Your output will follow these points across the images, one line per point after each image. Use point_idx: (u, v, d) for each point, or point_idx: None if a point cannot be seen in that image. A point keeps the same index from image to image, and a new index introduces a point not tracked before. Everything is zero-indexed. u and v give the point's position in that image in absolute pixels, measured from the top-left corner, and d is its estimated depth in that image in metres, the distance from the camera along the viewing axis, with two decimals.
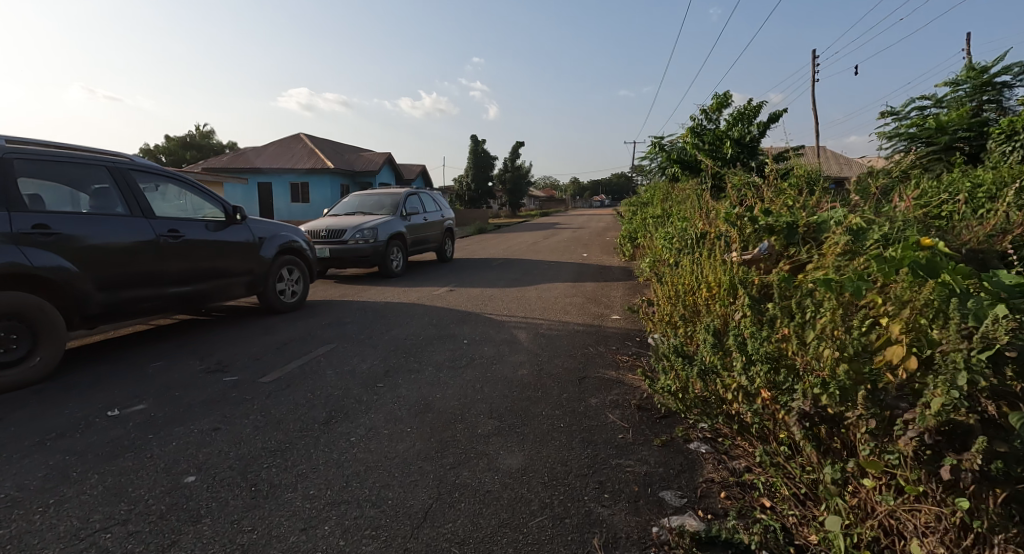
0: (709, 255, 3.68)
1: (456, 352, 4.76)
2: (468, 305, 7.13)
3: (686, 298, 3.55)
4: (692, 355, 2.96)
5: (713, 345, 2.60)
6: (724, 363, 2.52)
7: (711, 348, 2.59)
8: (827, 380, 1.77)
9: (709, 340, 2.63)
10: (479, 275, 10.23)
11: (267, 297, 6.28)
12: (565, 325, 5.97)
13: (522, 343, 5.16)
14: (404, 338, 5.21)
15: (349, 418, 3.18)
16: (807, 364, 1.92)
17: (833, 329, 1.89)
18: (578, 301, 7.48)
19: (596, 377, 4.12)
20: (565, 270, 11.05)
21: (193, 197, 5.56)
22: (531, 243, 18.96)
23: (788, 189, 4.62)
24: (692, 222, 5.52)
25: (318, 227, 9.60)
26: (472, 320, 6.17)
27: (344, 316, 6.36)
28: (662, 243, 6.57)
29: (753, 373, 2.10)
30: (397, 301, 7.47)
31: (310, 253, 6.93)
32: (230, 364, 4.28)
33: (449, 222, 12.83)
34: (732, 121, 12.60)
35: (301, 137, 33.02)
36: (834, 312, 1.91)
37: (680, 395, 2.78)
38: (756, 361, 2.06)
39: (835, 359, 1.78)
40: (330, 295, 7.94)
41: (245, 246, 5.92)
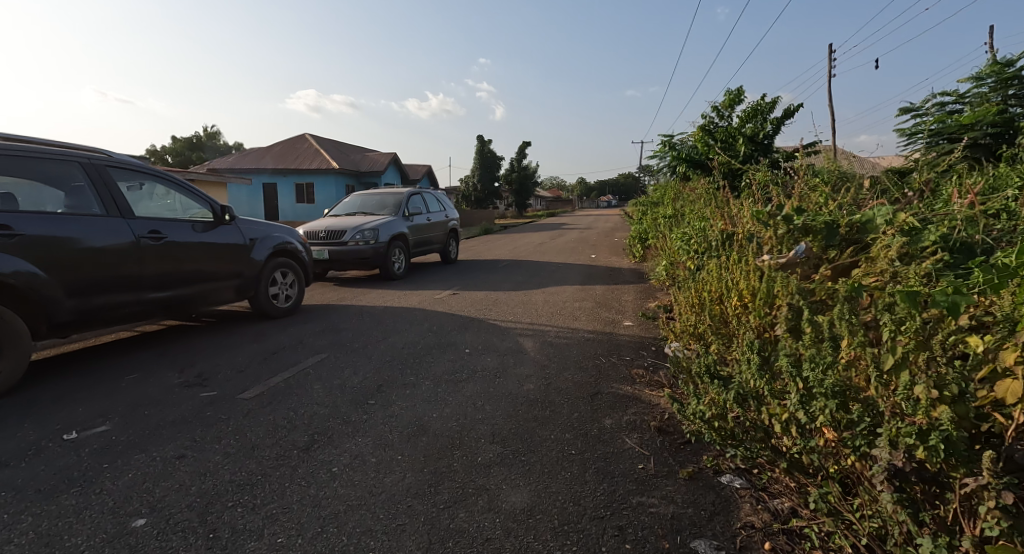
0: (737, 258, 3.30)
1: (457, 363, 4.40)
2: (471, 310, 6.77)
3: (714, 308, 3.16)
4: (726, 375, 2.57)
5: (757, 367, 2.20)
6: (772, 389, 2.11)
7: (753, 371, 2.18)
8: (925, 428, 1.39)
9: (751, 361, 2.23)
10: (484, 277, 9.87)
11: (259, 301, 5.94)
12: (574, 333, 5.59)
13: (528, 353, 4.79)
14: (401, 347, 4.85)
15: (333, 444, 2.83)
16: (893, 408, 1.54)
17: (922, 357, 1.52)
18: (587, 306, 7.09)
19: (609, 393, 3.74)
20: (573, 273, 10.67)
21: (179, 196, 5.23)
22: (537, 244, 18.61)
23: (818, 185, 4.23)
24: (711, 223, 5.12)
25: (317, 227, 9.28)
26: (476, 327, 5.79)
27: (340, 322, 6.01)
28: (677, 245, 6.17)
29: (813, 409, 1.72)
30: (397, 305, 7.12)
31: (304, 255, 6.59)
32: (210, 376, 3.94)
33: (453, 222, 12.47)
34: (745, 118, 12.17)
35: (306, 137, 32.85)
36: (922, 335, 1.56)
37: (715, 424, 2.38)
38: (819, 395, 1.66)
39: (932, 402, 1.39)
40: (328, 299, 7.60)
41: (233, 248, 5.58)
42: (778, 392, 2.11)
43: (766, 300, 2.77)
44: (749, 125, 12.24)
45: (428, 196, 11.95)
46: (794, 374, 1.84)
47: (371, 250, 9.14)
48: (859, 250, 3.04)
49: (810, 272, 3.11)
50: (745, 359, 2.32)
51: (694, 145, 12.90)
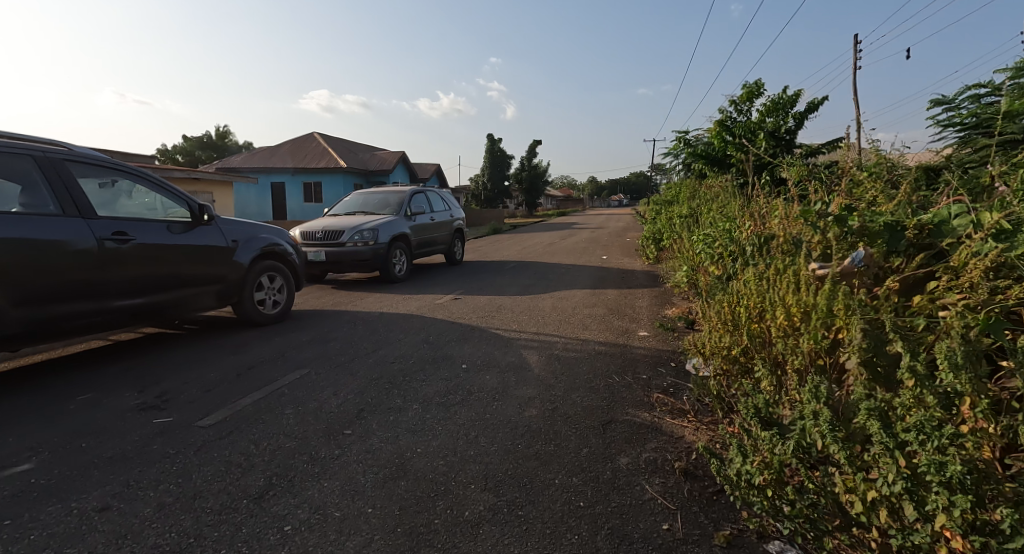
0: (779, 266, 2.78)
1: (452, 381, 3.91)
2: (473, 317, 6.29)
3: (753, 326, 2.63)
4: (777, 418, 2.09)
5: (830, 425, 1.67)
6: (853, 458, 1.61)
7: (826, 431, 1.64)
8: None
9: (821, 414, 1.71)
10: (489, 280, 9.36)
11: (243, 307, 5.49)
12: (584, 345, 5.08)
13: (532, 369, 4.29)
14: (391, 361, 4.36)
15: (292, 491, 2.35)
16: None
17: None
18: (599, 312, 6.57)
19: (625, 421, 3.23)
20: (583, 275, 10.12)
21: (151, 194, 4.81)
22: (547, 244, 18.05)
23: (866, 181, 3.67)
24: (739, 225, 4.58)
25: (314, 227, 8.85)
26: (477, 337, 5.30)
27: (330, 330, 5.55)
28: (699, 248, 5.63)
29: (932, 505, 1.37)
30: (395, 311, 6.65)
31: (294, 257, 6.14)
32: (173, 395, 3.48)
33: (458, 222, 11.99)
34: (765, 112, 11.55)
35: (314, 136, 32.67)
36: None
37: (768, 492, 1.84)
38: (947, 488, 1.34)
39: None
40: (322, 304, 7.15)
41: (214, 251, 5.15)
42: (862, 461, 1.64)
43: (823, 323, 2.25)
44: (770, 119, 11.64)
45: (433, 195, 11.48)
46: (891, 447, 1.47)
47: (371, 251, 8.69)
48: (932, 257, 2.50)
49: (870, 284, 2.57)
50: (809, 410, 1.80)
51: (711, 141, 12.33)
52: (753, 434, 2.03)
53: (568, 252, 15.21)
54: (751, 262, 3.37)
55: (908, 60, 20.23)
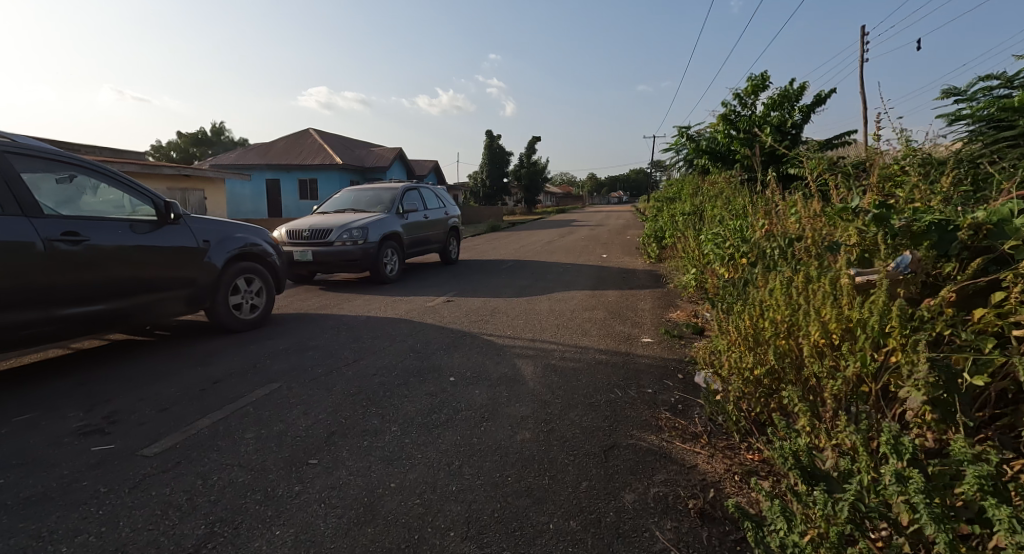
0: (808, 270, 2.38)
1: (437, 397, 3.53)
2: (465, 321, 5.91)
3: (779, 343, 2.25)
4: (821, 470, 1.76)
5: (925, 495, 1.35)
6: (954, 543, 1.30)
7: (921, 504, 1.32)
8: None
9: (914, 482, 1.37)
10: (485, 281, 8.99)
11: (216, 313, 5.11)
12: (583, 353, 4.70)
13: (526, 383, 3.91)
14: (373, 373, 3.98)
15: (237, 541, 1.98)
16: None
17: None
18: (599, 316, 6.19)
19: (629, 446, 2.85)
20: (583, 275, 9.76)
21: (112, 190, 4.43)
22: (545, 243, 17.44)
23: (898, 174, 3.29)
24: (753, 226, 4.20)
25: (301, 225, 8.44)
26: (468, 345, 4.92)
27: (310, 337, 5.17)
28: (707, 248, 5.25)
29: None
30: (383, 315, 6.27)
31: (273, 258, 5.74)
32: (122, 415, 3.10)
33: (454, 220, 11.59)
34: (771, 105, 11.17)
35: (310, 132, 32.20)
36: None
37: None
38: None
39: None
40: (307, 307, 6.76)
41: (182, 252, 4.77)
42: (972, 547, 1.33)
43: (871, 344, 1.87)
44: (775, 112, 11.27)
45: (427, 192, 11.08)
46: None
47: (360, 251, 8.31)
48: (991, 263, 2.12)
49: (917, 294, 2.19)
50: (891, 472, 1.46)
51: (714, 136, 11.94)
52: (802, 489, 1.69)
53: (568, 251, 14.84)
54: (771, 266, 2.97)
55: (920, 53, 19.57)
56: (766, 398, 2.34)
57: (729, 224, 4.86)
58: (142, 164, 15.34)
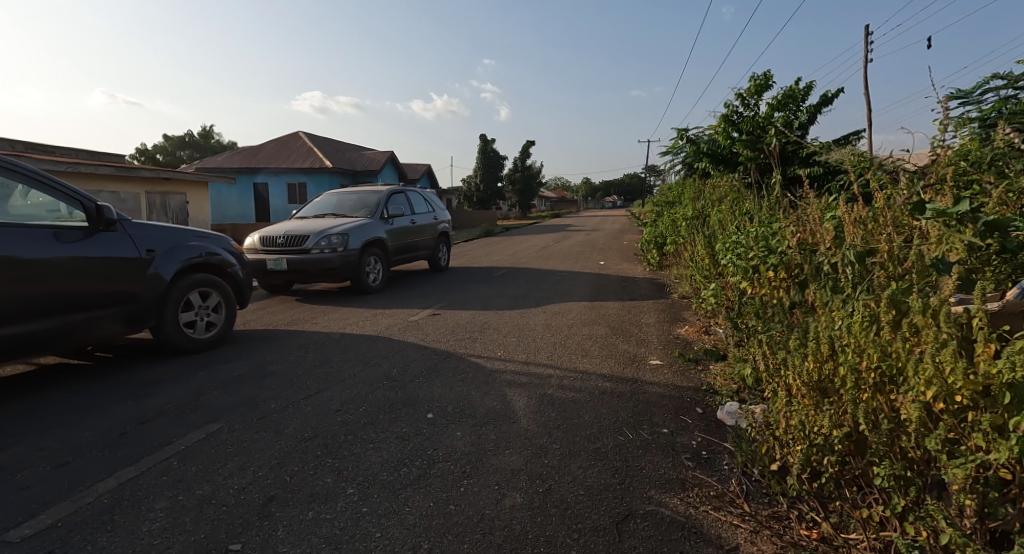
0: (896, 293, 1.73)
1: (409, 444, 2.88)
2: (451, 339, 5.28)
3: (865, 401, 1.63)
4: None
5: None
6: None
7: None
8: None
9: None
10: (476, 291, 8.37)
11: (163, 333, 4.40)
12: (585, 380, 4.07)
13: (518, 420, 3.28)
14: (336, 410, 3.33)
15: None
16: None
17: None
18: (600, 333, 5.57)
19: (648, 518, 2.22)
20: (580, 285, 9.16)
21: (31, 191, 3.71)
22: (540, 248, 16.74)
23: (969, 171, 2.69)
24: (785, 237, 3.60)
25: (275, 232, 7.77)
26: (452, 369, 4.29)
27: (272, 359, 4.51)
28: (724, 258, 4.67)
29: None
30: (360, 332, 5.62)
31: (231, 268, 5.06)
32: (6, 476, 2.43)
33: (443, 226, 10.98)
34: (775, 106, 10.67)
35: (299, 135, 31.53)
36: None
37: None
38: None
39: None
40: (277, 322, 6.10)
41: (120, 262, 4.08)
42: None
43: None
44: (780, 113, 10.78)
45: (415, 196, 10.46)
46: None
47: (340, 259, 7.66)
48: None
49: None
50: None
51: (715, 138, 11.43)
52: None
53: (564, 257, 14.26)
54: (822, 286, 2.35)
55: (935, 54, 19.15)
56: (839, 470, 1.73)
57: (750, 231, 4.28)
58: (118, 167, 14.59)
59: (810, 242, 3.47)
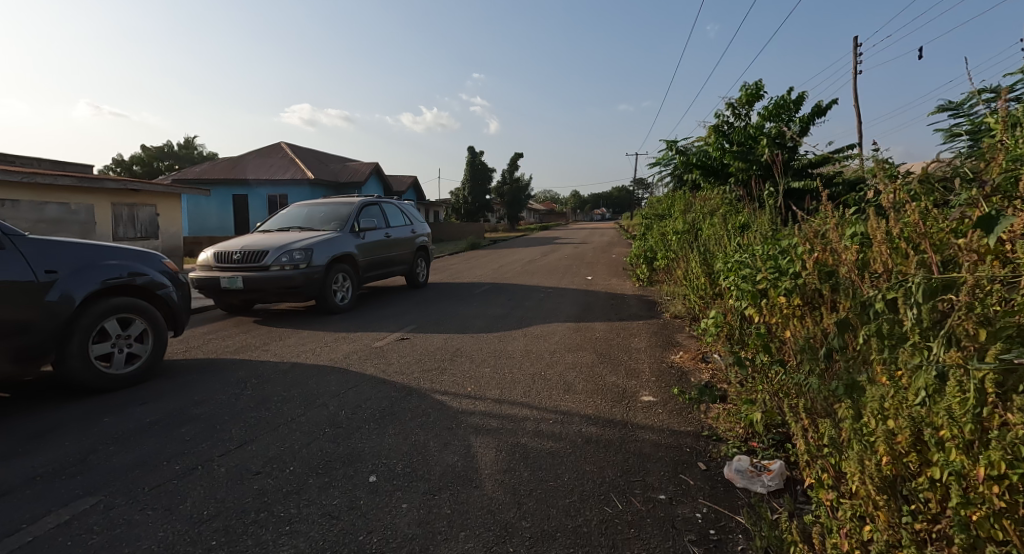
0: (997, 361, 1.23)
1: (336, 527, 2.23)
2: (416, 370, 4.63)
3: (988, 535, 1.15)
4: None
5: None
6: None
7: None
8: None
9: None
10: (453, 310, 7.73)
11: (68, 369, 3.70)
12: (567, 424, 3.46)
13: (482, 485, 2.65)
14: (255, 473, 2.67)
15: None
16: None
17: None
18: (586, 362, 4.95)
19: None
20: (566, 302, 8.58)
21: None
22: (526, 262, 16.19)
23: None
24: (805, 262, 3.05)
25: (231, 247, 7.09)
26: (410, 411, 3.64)
27: (200, 398, 3.83)
28: (725, 279, 4.12)
29: None
30: (313, 361, 4.94)
31: (160, 290, 4.40)
32: None
33: (421, 239, 10.37)
34: (767, 116, 10.30)
35: (282, 146, 30.87)
36: None
37: None
38: None
39: None
40: (223, 349, 5.40)
41: (6, 285, 3.40)
42: None
43: None
44: (772, 123, 10.41)
45: (390, 207, 9.85)
46: None
47: (303, 276, 7.00)
48: None
49: None
50: None
51: (705, 149, 11.03)
52: None
53: (550, 271, 13.69)
54: (867, 327, 1.75)
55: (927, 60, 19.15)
56: None
57: (754, 249, 3.72)
58: (80, 177, 13.79)
59: (831, 264, 2.93)
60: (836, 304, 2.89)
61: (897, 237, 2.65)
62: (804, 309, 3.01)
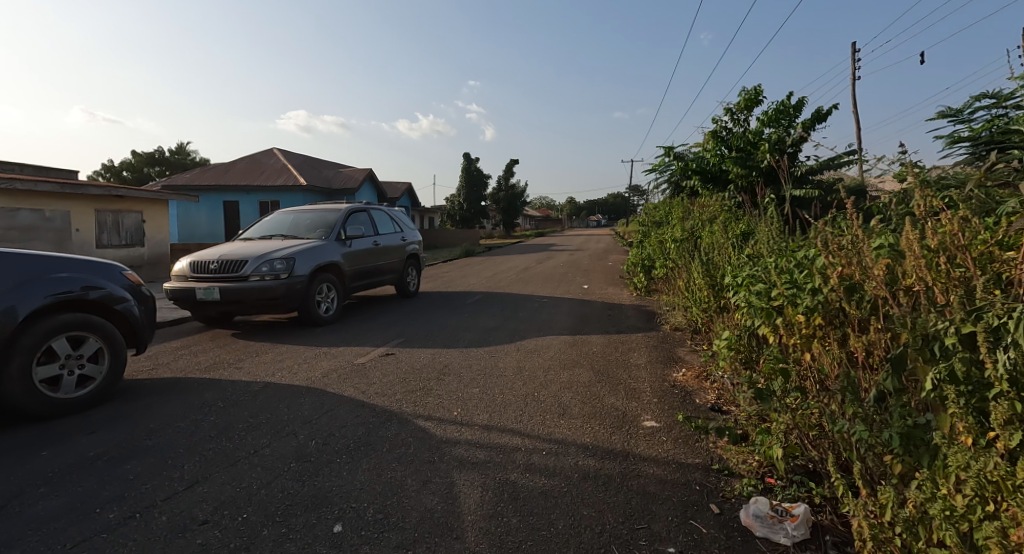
0: None
1: None
2: (399, 391, 4.27)
3: None
4: None
5: None
6: None
7: None
8: None
9: None
10: (443, 322, 7.35)
11: (8, 394, 3.33)
12: (562, 456, 3.12)
13: (465, 535, 2.30)
14: (199, 523, 2.30)
15: None
16: None
17: None
18: (582, 381, 4.61)
19: None
20: (561, 313, 8.23)
21: None
22: (522, 270, 15.88)
23: None
24: (827, 276, 2.74)
25: (209, 256, 6.73)
26: (388, 441, 3.27)
27: (155, 425, 3.45)
28: (733, 293, 3.81)
29: None
30: (288, 380, 4.57)
31: (119, 305, 4.04)
32: None
33: (412, 247, 10.02)
34: (767, 121, 10.05)
35: (274, 152, 30.56)
36: None
37: None
38: None
39: None
40: (192, 367, 5.02)
41: None
42: None
43: None
44: (772, 129, 10.16)
45: (379, 215, 9.51)
46: None
47: (284, 286, 6.64)
48: None
49: None
50: None
51: (704, 155, 10.77)
52: None
53: (546, 279, 13.37)
54: (933, 375, 1.58)
55: (924, 65, 19.03)
56: None
57: (767, 261, 3.40)
58: (60, 182, 13.37)
59: (858, 280, 2.63)
60: (865, 323, 2.58)
61: (936, 247, 2.34)
62: (827, 329, 2.68)
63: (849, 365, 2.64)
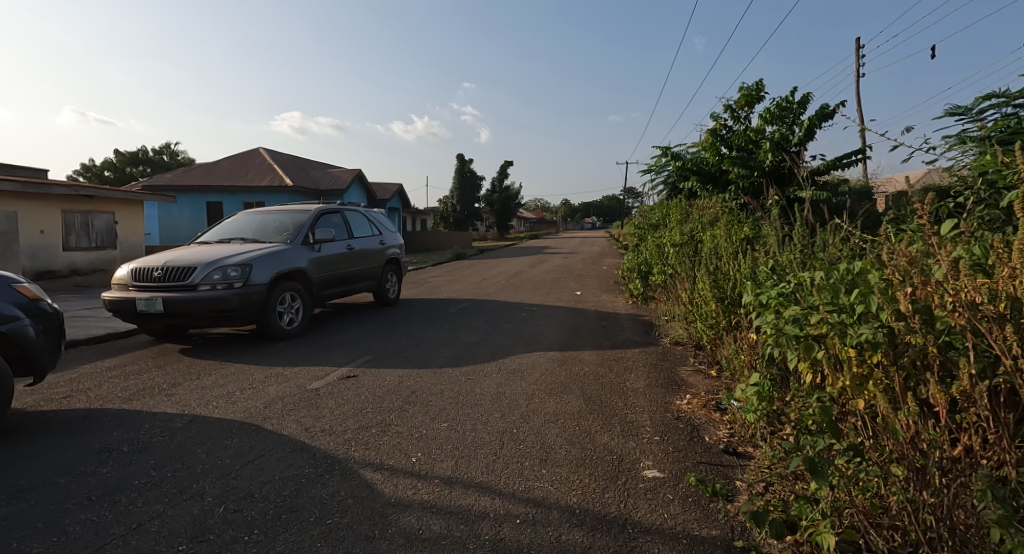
0: None
1: None
2: (350, 428, 3.56)
3: None
4: None
5: None
6: None
7: None
8: None
9: None
10: (419, 336, 6.63)
11: None
12: (543, 525, 2.43)
13: None
14: None
15: None
16: None
17: None
18: (571, 412, 3.89)
19: None
20: (552, 324, 7.54)
21: None
22: (512, 274, 15.16)
23: None
24: (890, 298, 2.07)
25: (154, 262, 6.00)
26: (321, 505, 2.56)
27: (30, 480, 2.72)
28: (753, 313, 3.14)
29: None
30: (222, 413, 3.85)
31: (8, 326, 3.31)
32: None
33: (391, 252, 9.30)
34: (770, 118, 9.42)
35: (260, 152, 29.72)
36: None
37: None
38: None
39: None
40: (115, 394, 4.27)
41: None
42: None
43: None
44: (775, 126, 9.54)
45: (354, 217, 8.78)
46: None
47: (238, 297, 5.92)
48: None
49: None
50: None
51: (702, 154, 10.13)
52: None
53: (538, 285, 12.68)
54: None
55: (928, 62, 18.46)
56: None
57: (801, 276, 2.73)
58: (22, 181, 12.50)
59: (934, 305, 1.96)
60: (947, 363, 1.93)
61: None
62: (894, 370, 2.01)
63: (923, 418, 1.98)
